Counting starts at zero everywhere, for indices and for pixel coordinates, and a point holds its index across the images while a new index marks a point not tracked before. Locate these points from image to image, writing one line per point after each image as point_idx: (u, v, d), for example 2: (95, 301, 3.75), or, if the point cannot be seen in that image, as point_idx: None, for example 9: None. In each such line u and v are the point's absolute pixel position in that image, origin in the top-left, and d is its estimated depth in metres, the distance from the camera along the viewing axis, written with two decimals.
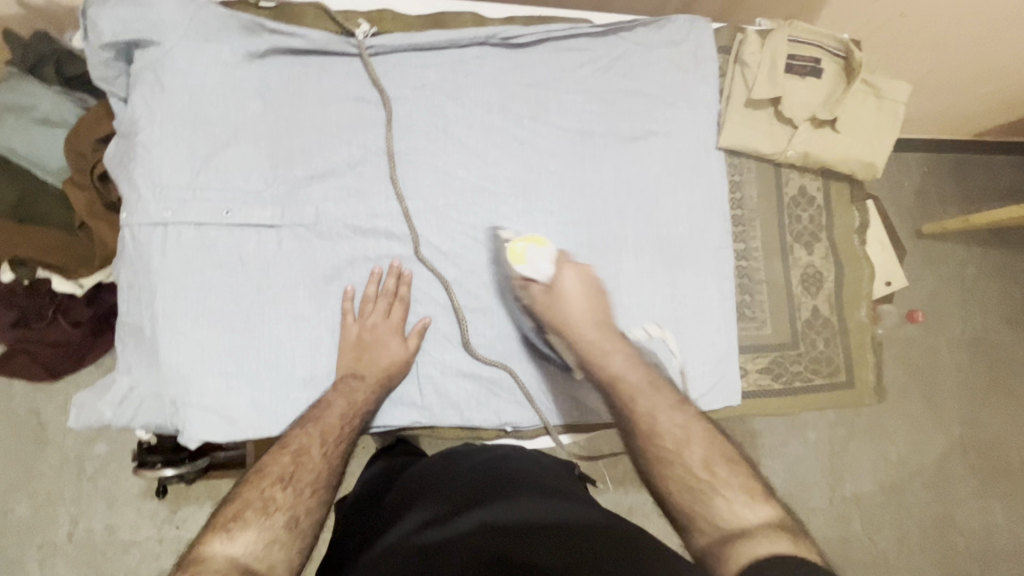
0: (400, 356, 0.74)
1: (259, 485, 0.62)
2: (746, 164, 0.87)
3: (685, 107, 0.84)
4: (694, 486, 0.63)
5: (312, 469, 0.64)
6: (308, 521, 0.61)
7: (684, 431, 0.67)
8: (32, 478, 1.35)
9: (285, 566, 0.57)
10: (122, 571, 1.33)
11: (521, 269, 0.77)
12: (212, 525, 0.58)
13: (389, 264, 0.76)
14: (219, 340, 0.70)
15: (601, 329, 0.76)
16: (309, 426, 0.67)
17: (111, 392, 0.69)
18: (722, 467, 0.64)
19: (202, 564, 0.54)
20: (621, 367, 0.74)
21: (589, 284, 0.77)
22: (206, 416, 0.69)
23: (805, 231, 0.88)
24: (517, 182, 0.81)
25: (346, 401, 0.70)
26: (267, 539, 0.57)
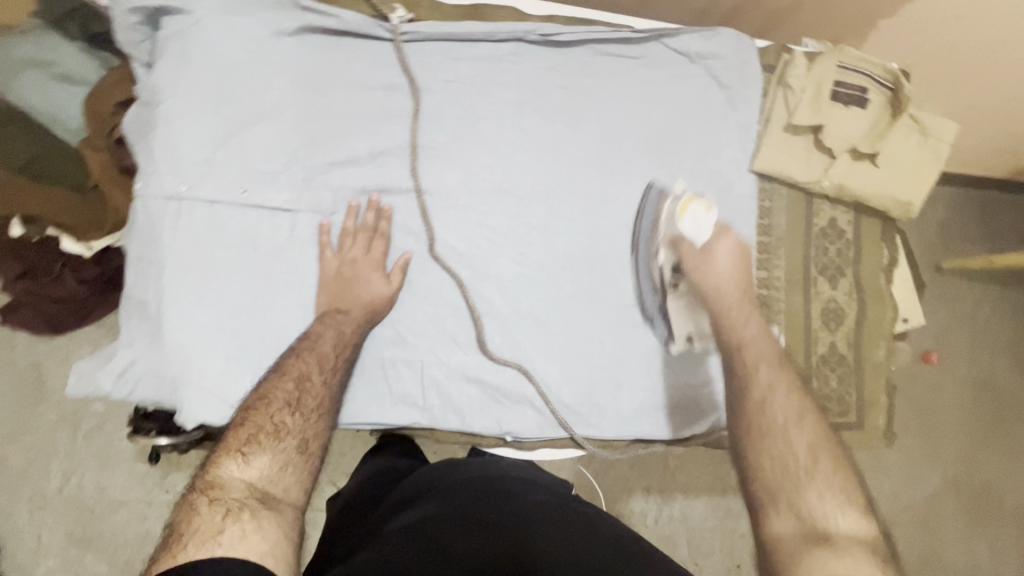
0: (386, 296, 0.72)
1: (266, 411, 0.62)
2: (778, 190, 0.84)
3: (721, 127, 0.82)
4: (790, 471, 0.57)
5: (315, 396, 0.65)
6: (316, 444, 0.64)
7: (801, 419, 0.61)
8: (28, 430, 1.36)
9: (300, 488, 0.60)
10: (108, 530, 1.34)
11: (683, 227, 0.74)
12: (224, 451, 0.58)
13: (368, 198, 0.74)
14: (225, 321, 0.69)
15: (746, 299, 0.71)
16: (305, 355, 0.67)
17: (111, 364, 0.68)
18: (828, 461, 0.58)
19: (222, 491, 0.55)
20: (759, 339, 0.67)
21: (739, 255, 0.72)
22: (205, 398, 0.68)
23: (830, 264, 0.85)
24: (541, 187, 0.78)
25: (336, 333, 0.69)
26: (283, 463, 0.60)
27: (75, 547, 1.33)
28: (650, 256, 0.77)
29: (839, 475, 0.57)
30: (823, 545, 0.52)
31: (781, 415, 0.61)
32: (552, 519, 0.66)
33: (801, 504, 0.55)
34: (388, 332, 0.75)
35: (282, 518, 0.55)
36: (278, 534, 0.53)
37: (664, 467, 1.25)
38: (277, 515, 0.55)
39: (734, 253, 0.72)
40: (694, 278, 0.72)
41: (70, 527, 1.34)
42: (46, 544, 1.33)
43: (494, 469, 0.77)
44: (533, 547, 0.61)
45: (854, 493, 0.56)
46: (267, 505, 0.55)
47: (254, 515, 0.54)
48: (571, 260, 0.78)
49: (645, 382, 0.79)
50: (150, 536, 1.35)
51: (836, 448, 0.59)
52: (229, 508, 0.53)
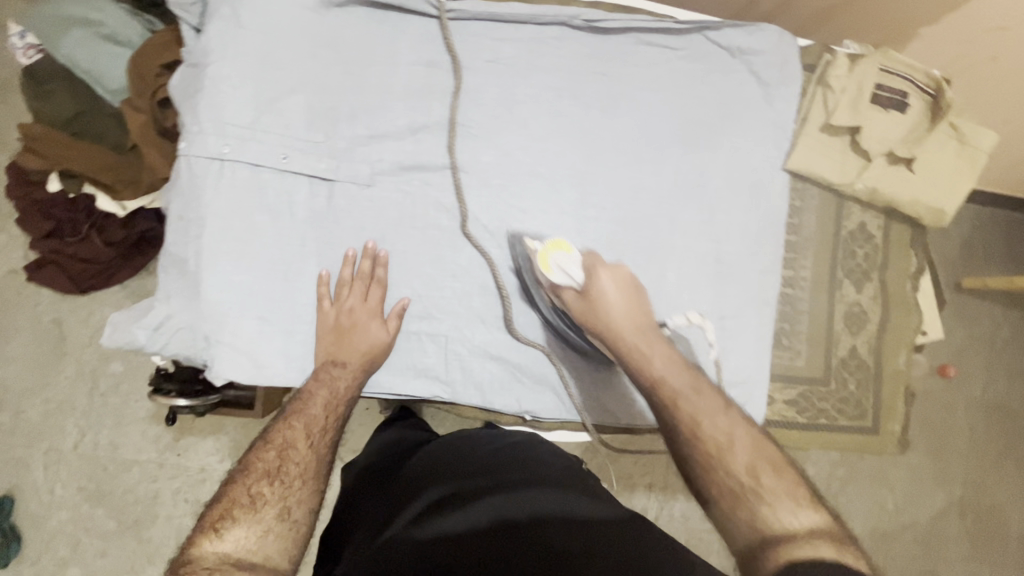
0: (381, 350, 0.73)
1: (245, 483, 0.61)
2: (810, 190, 0.84)
3: (757, 124, 0.82)
4: (741, 492, 0.57)
5: (299, 462, 0.64)
6: (300, 510, 0.61)
7: (729, 428, 0.61)
8: (47, 385, 1.39)
9: (282, 557, 0.57)
10: (119, 488, 1.37)
11: (553, 277, 0.72)
12: (201, 527, 0.57)
13: (365, 245, 0.74)
14: (260, 283, 0.71)
15: (644, 336, 0.69)
16: (293, 419, 0.66)
17: (147, 318, 0.69)
18: (771, 473, 0.58)
19: (195, 565, 0.53)
20: (669, 367, 0.67)
21: (629, 282, 0.72)
22: (235, 357, 0.69)
23: (856, 268, 0.85)
24: (574, 172, 0.79)
25: (328, 391, 0.69)
26: (262, 532, 0.58)
27: (86, 503, 1.36)
28: (547, 305, 0.74)
29: (784, 481, 0.57)
30: (787, 539, 0.52)
31: (712, 443, 0.60)
32: (572, 507, 0.65)
33: (756, 521, 0.55)
34: (415, 305, 0.76)
35: None
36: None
37: (668, 464, 1.26)
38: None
39: (618, 280, 0.71)
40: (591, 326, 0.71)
41: (82, 483, 1.37)
42: (59, 498, 1.36)
43: (510, 450, 0.76)
44: (552, 539, 0.60)
45: (798, 489, 0.56)
46: (242, 574, 0.53)
47: None
48: (600, 246, 0.79)
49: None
50: (159, 497, 1.37)
51: (774, 450, 0.60)
52: None
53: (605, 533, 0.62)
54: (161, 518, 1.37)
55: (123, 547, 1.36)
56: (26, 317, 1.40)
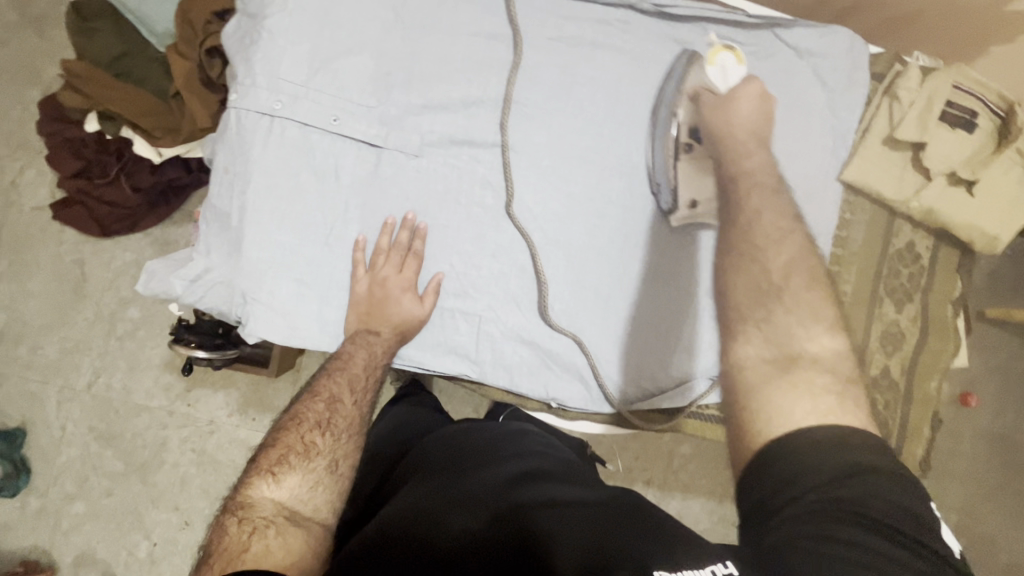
0: (417, 318, 0.72)
1: (297, 431, 0.65)
2: (862, 204, 0.82)
3: (818, 130, 0.79)
4: (769, 284, 0.59)
5: (345, 416, 0.67)
6: (345, 464, 0.65)
7: (783, 235, 0.62)
8: (66, 323, 1.40)
9: (329, 509, 0.62)
10: (129, 431, 1.39)
11: (710, 72, 0.77)
12: (256, 472, 0.62)
13: (405, 215, 0.73)
14: (299, 245, 0.70)
15: (755, 139, 0.71)
16: (337, 374, 0.69)
17: (185, 269, 0.69)
18: (801, 280, 0.59)
19: (252, 509, 0.58)
20: (762, 170, 0.69)
21: (760, 101, 0.73)
22: (272, 316, 0.69)
23: (900, 288, 0.84)
24: (626, 160, 0.77)
25: (367, 353, 0.70)
26: (313, 481, 0.62)
27: (95, 442, 1.39)
28: (668, 118, 0.76)
29: (813, 287, 0.58)
30: (789, 368, 0.53)
31: (763, 238, 0.63)
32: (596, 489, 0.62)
33: (772, 325, 0.56)
34: (451, 281, 0.75)
35: (307, 536, 0.58)
36: (303, 550, 0.56)
37: (669, 463, 1.25)
38: (304, 536, 0.57)
39: (756, 98, 0.73)
40: (708, 121, 0.74)
41: (93, 423, 1.39)
42: (70, 435, 1.38)
43: (534, 436, 0.75)
44: (578, 510, 0.56)
45: (823, 313, 0.56)
46: (293, 524, 0.58)
47: (280, 532, 0.56)
48: (643, 239, 0.78)
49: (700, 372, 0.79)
50: (167, 445, 1.39)
51: (819, 267, 0.61)
52: (255, 526, 0.57)
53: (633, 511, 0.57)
54: (167, 465, 1.39)
55: (129, 489, 1.38)
56: (49, 254, 1.40)
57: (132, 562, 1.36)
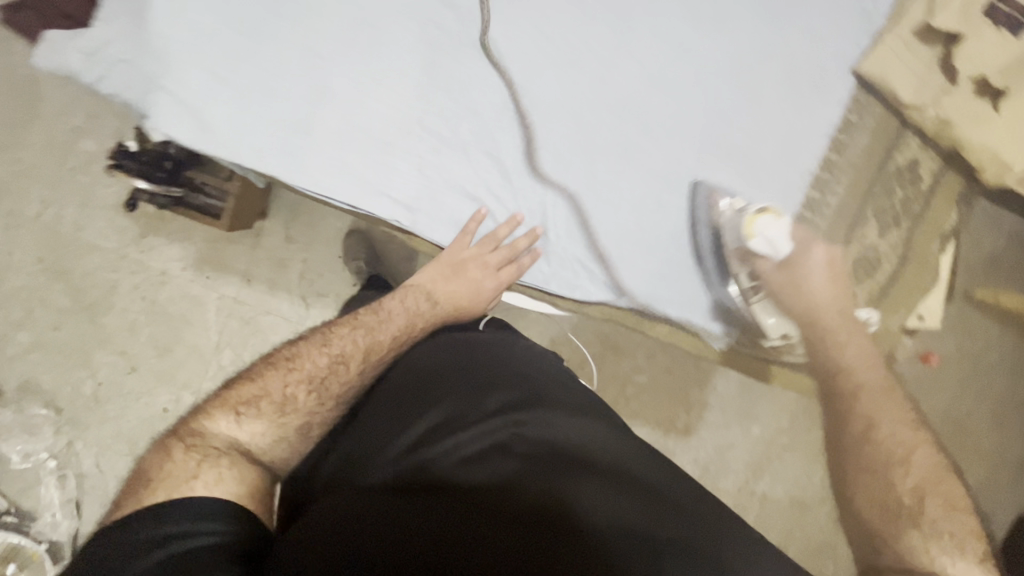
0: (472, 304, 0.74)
1: (283, 378, 0.61)
2: (874, 107, 0.72)
3: (840, 8, 0.69)
4: (897, 511, 0.54)
5: (348, 378, 0.63)
6: (319, 428, 0.62)
7: (908, 449, 0.58)
8: (18, 146, 1.36)
9: (283, 463, 0.59)
10: (79, 269, 1.36)
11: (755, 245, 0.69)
12: (220, 405, 0.57)
13: (516, 215, 0.69)
14: (220, 32, 0.61)
15: (847, 322, 0.75)
16: (361, 335, 0.66)
17: (84, 39, 0.60)
18: (934, 496, 0.54)
19: (204, 439, 0.54)
20: (857, 364, 0.71)
21: (832, 267, 0.76)
22: (176, 110, 0.61)
23: (891, 211, 0.76)
24: (615, 8, 0.67)
25: (407, 320, 0.70)
26: (279, 438, 0.59)
27: (42, 275, 1.36)
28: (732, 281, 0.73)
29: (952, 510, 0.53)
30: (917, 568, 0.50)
31: (887, 450, 0.59)
32: (585, 438, 0.57)
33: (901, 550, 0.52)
34: (393, 111, 0.65)
35: (258, 475, 0.54)
36: (247, 490, 0.52)
37: (621, 391, 1.15)
38: (254, 473, 0.54)
39: (825, 258, 0.75)
40: (779, 298, 0.74)
41: (42, 255, 1.36)
42: (16, 263, 1.36)
43: (514, 356, 0.67)
44: (556, 487, 0.51)
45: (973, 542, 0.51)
46: (247, 463, 0.55)
47: (233, 465, 0.53)
48: (618, 103, 0.68)
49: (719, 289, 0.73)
50: (115, 289, 1.36)
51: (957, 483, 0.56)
52: (206, 455, 0.52)
53: (619, 472, 0.54)
54: (117, 309, 1.37)
55: (76, 327, 1.36)
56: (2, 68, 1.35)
57: (75, 398, 1.35)
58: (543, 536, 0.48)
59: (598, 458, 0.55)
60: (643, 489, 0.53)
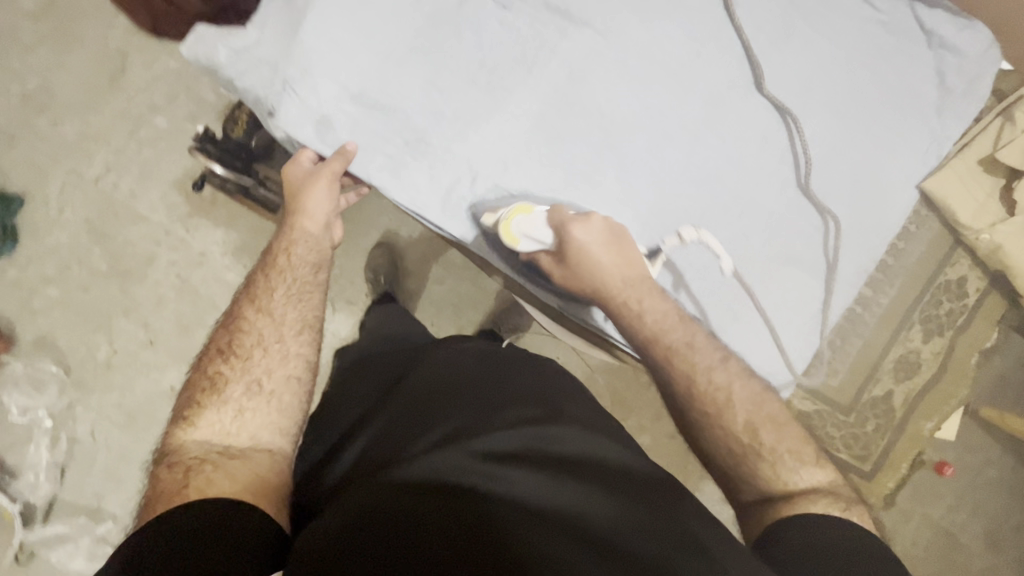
0: (314, 231, 0.75)
1: (203, 370, 0.68)
2: (930, 221, 0.78)
3: (913, 128, 0.74)
4: (744, 448, 0.60)
5: (252, 333, 0.69)
6: (272, 382, 0.67)
7: None
8: (93, 110, 1.50)
9: (271, 435, 0.64)
10: (123, 237, 1.48)
11: (523, 246, 0.67)
12: (175, 421, 0.64)
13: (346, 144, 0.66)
14: (357, 54, 0.65)
15: (634, 288, 0.66)
16: (249, 294, 0.73)
17: (234, 38, 0.64)
18: (769, 432, 0.60)
19: (180, 453, 0.60)
20: (663, 324, 0.65)
21: None
22: (305, 116, 0.66)
23: (935, 320, 0.80)
24: (713, 89, 0.72)
25: (284, 259, 0.74)
26: (236, 410, 0.64)
27: (86, 235, 1.48)
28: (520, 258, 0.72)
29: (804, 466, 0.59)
30: None
31: None
32: (591, 453, 0.57)
33: None
34: (492, 150, 0.70)
35: (245, 463, 0.60)
36: (230, 477, 0.57)
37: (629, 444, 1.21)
38: (240, 464, 0.59)
39: None
40: None
41: (90, 217, 1.49)
42: (65, 219, 1.48)
43: (527, 380, 0.70)
44: (553, 490, 0.52)
45: None
46: (224, 455, 0.60)
47: (215, 462, 0.59)
48: (696, 176, 0.73)
49: (744, 311, 0.73)
50: (152, 261, 1.48)
51: None
52: (188, 464, 0.58)
53: (626, 483, 0.54)
54: (148, 281, 1.48)
55: (105, 291, 1.47)
56: (95, 39, 1.50)
57: (88, 360, 1.45)
58: (533, 531, 0.47)
59: (599, 473, 0.55)
60: (643, 498, 0.52)
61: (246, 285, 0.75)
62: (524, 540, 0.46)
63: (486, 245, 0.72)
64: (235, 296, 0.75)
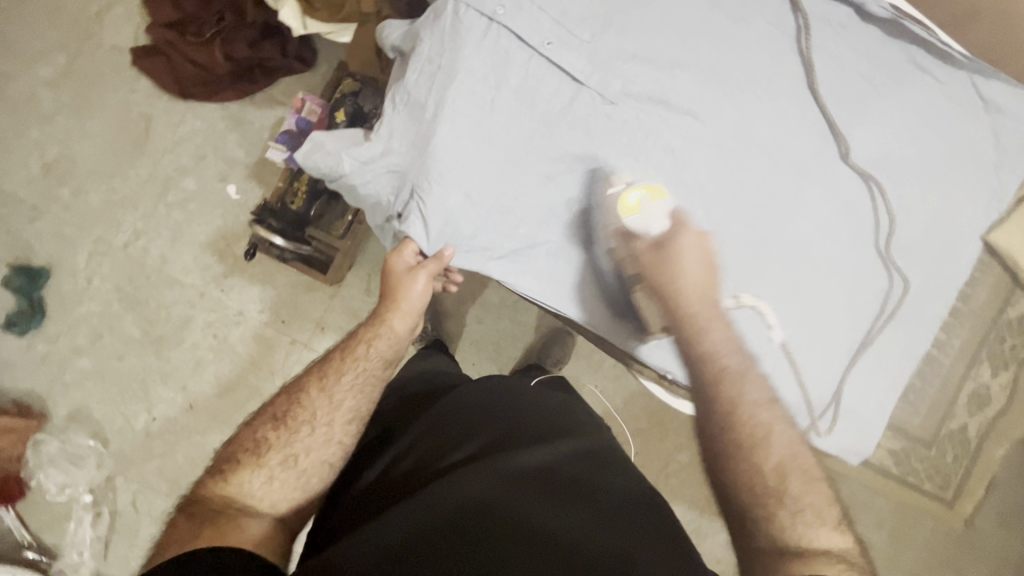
0: (400, 330, 0.76)
1: (253, 429, 0.70)
2: (993, 268, 0.92)
3: (981, 187, 0.80)
4: (767, 493, 0.58)
5: (308, 409, 0.70)
6: (308, 462, 0.68)
7: None
8: (119, 174, 1.45)
9: (288, 505, 0.67)
10: (157, 302, 1.42)
11: (630, 221, 0.69)
12: (209, 471, 0.68)
13: (441, 249, 0.70)
14: (480, 158, 0.67)
15: (705, 309, 0.67)
16: (317, 370, 0.74)
17: (359, 148, 0.67)
18: (799, 481, 0.58)
19: (203, 503, 0.64)
20: (719, 350, 0.65)
21: None
22: (434, 220, 0.68)
23: (1001, 358, 0.93)
24: (803, 162, 0.77)
25: (362, 344, 0.75)
26: (267, 476, 0.67)
27: (120, 303, 1.42)
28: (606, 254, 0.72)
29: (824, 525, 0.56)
30: None
31: None
32: (591, 481, 0.65)
33: None
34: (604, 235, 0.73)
35: (257, 528, 0.63)
36: (243, 538, 0.61)
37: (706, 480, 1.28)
38: (252, 527, 0.63)
39: None
40: None
41: (121, 284, 1.42)
42: (95, 289, 1.42)
43: (543, 408, 0.76)
44: (553, 518, 0.60)
45: None
46: (241, 518, 0.63)
47: (229, 522, 0.62)
48: (794, 244, 0.77)
49: (818, 366, 0.78)
50: (189, 325, 1.41)
51: None
52: (207, 516, 0.62)
53: (617, 513, 0.62)
54: (185, 344, 1.41)
55: (141, 359, 1.41)
56: (118, 100, 1.46)
57: (126, 432, 1.39)
58: (529, 562, 0.55)
59: (594, 505, 0.62)
60: (629, 530, 0.60)
61: (321, 361, 0.75)
62: (525, 563, 0.55)
63: (502, 267, 0.72)
64: (310, 364, 0.76)
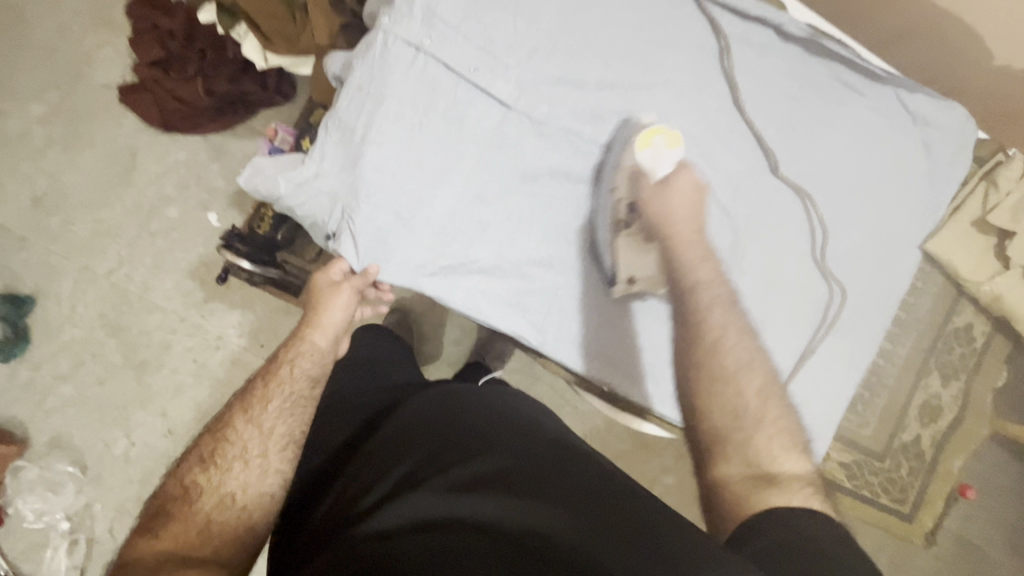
0: (321, 345, 0.78)
1: (181, 479, 0.68)
2: (936, 275, 0.91)
3: (914, 200, 0.82)
4: (749, 411, 0.60)
5: (236, 444, 0.70)
6: (252, 495, 0.67)
7: None
8: (105, 206, 1.50)
9: (230, 547, 0.64)
10: (138, 327, 1.45)
11: (642, 156, 0.74)
12: (136, 533, 0.64)
13: (368, 266, 0.71)
14: (411, 179, 0.70)
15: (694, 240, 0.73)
16: (242, 403, 0.74)
17: (294, 172, 0.70)
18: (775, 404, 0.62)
19: (130, 566, 0.60)
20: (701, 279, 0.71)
21: None
22: (368, 240, 0.70)
23: (952, 367, 0.94)
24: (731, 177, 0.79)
25: (287, 367, 0.76)
26: (204, 522, 0.64)
27: (102, 330, 1.45)
28: (607, 194, 0.75)
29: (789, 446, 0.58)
30: None
31: None
32: (556, 466, 0.56)
33: None
34: (536, 251, 0.75)
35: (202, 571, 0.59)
36: None
37: (681, 497, 1.26)
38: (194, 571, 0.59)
39: None
40: None
41: (103, 311, 1.46)
42: (78, 316, 1.45)
43: (503, 405, 0.68)
44: (515, 511, 0.51)
45: None
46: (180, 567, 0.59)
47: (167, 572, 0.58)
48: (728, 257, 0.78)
49: None
50: (169, 349, 1.44)
51: None
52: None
53: (591, 493, 0.52)
54: (164, 369, 1.44)
55: (121, 384, 1.43)
56: (106, 135, 1.52)
57: (105, 457, 1.40)
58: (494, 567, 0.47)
59: (562, 488, 0.53)
60: (604, 506, 0.51)
61: (242, 393, 0.75)
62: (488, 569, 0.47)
63: (456, 272, 0.73)
64: (232, 399, 0.76)
